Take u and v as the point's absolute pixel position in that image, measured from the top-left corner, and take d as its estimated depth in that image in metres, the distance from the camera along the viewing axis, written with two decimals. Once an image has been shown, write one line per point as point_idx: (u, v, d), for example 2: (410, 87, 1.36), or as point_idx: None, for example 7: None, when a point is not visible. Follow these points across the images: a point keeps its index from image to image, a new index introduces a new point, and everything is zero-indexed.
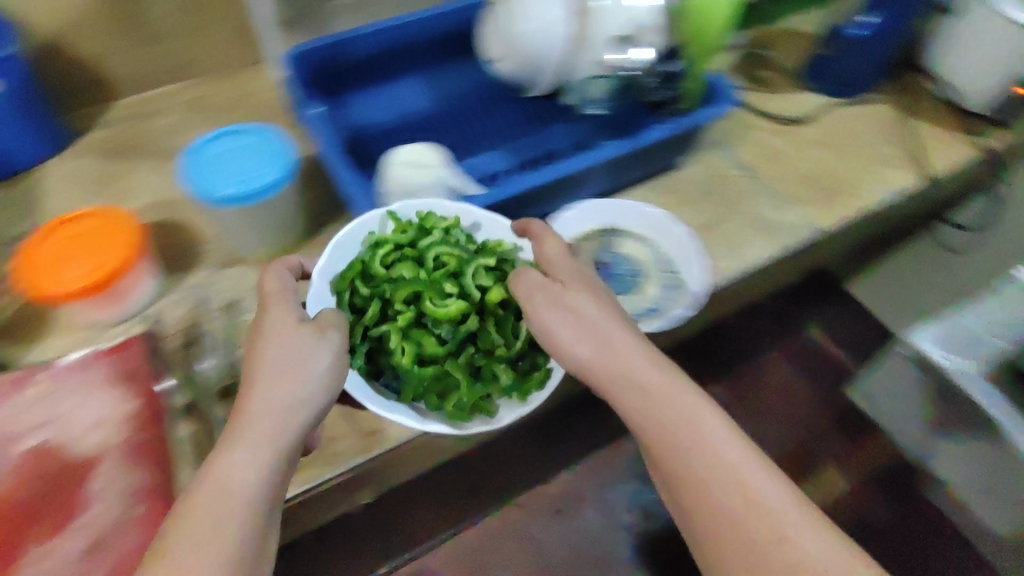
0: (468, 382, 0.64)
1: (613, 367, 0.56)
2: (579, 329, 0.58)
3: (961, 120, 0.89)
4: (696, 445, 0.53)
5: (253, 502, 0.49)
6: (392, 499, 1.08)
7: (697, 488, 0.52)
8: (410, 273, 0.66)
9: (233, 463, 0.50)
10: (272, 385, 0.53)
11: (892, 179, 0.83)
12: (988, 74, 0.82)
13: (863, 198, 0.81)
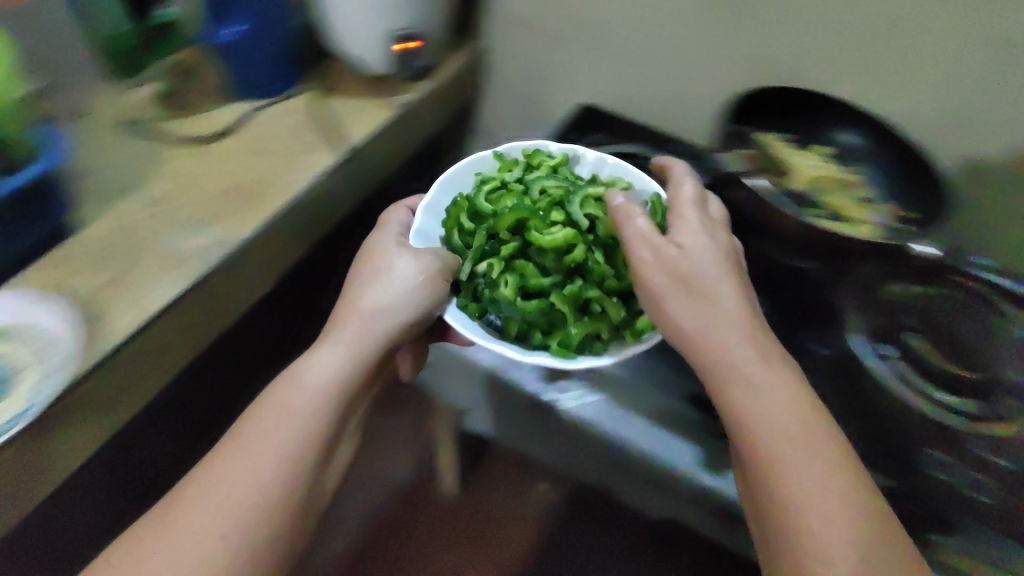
0: (573, 316, 0.61)
1: (697, 327, 0.48)
2: (690, 302, 0.49)
3: (373, 88, 0.85)
4: (774, 418, 0.45)
5: (322, 408, 0.53)
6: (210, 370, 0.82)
7: (791, 465, 0.44)
8: (513, 202, 0.64)
9: (320, 365, 0.55)
10: (354, 299, 0.61)
11: (309, 165, 0.75)
12: (371, 42, 0.79)
13: (279, 194, 0.72)
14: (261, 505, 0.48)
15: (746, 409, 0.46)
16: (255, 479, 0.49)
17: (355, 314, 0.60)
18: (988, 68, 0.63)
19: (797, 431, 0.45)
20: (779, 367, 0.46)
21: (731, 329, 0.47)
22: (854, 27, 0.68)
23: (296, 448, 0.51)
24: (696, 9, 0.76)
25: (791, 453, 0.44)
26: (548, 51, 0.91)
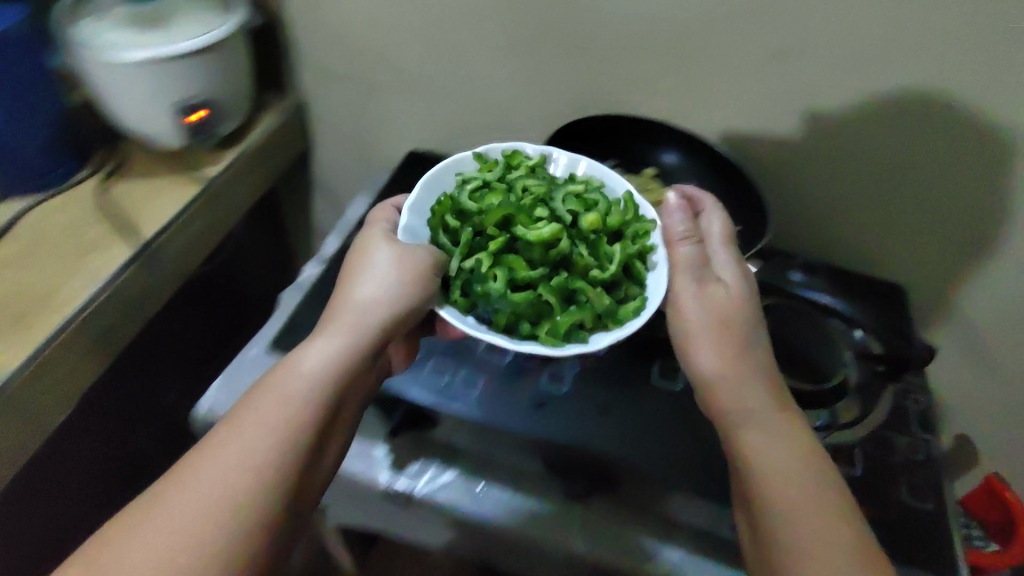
0: (560, 306, 0.55)
1: (734, 338, 0.53)
2: (723, 336, 0.53)
3: (174, 162, 0.78)
4: (781, 443, 0.48)
5: (314, 403, 0.45)
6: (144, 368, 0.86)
7: (785, 485, 0.46)
8: (500, 199, 0.58)
9: (305, 357, 0.47)
10: (347, 286, 0.52)
11: (96, 267, 0.67)
12: (158, 120, 0.72)
13: (61, 305, 0.64)
14: (213, 533, 0.39)
15: (750, 436, 0.49)
16: (218, 498, 0.40)
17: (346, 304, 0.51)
18: (767, 73, 0.68)
19: (798, 464, 0.47)
20: (792, 415, 0.50)
21: (747, 376, 0.51)
22: (647, 46, 0.71)
23: (265, 455, 0.42)
24: (501, 44, 0.76)
25: (782, 470, 0.46)
26: (368, 98, 0.87)
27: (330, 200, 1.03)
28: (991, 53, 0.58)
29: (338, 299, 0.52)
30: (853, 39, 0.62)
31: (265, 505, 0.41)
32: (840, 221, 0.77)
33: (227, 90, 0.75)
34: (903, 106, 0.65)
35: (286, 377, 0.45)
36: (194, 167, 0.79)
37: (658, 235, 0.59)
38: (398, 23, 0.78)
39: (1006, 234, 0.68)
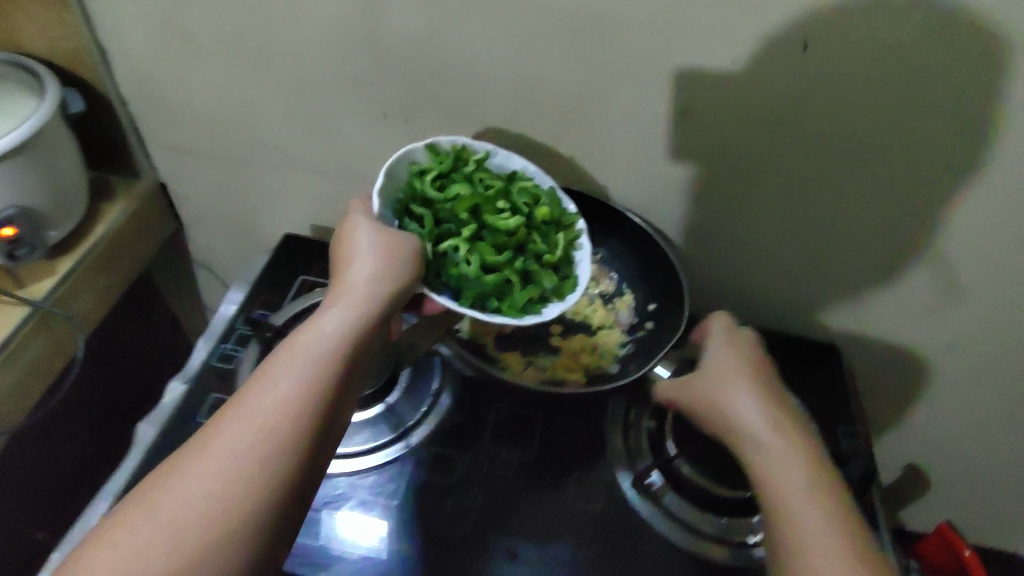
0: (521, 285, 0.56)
1: (723, 377, 0.51)
2: (717, 381, 0.51)
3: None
4: (774, 447, 0.46)
5: (310, 374, 0.41)
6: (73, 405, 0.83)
7: (804, 505, 0.43)
8: (466, 188, 0.57)
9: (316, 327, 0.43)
10: (350, 243, 0.49)
11: None
12: None
13: None
14: (231, 494, 0.37)
15: (764, 465, 0.46)
16: (237, 453, 0.38)
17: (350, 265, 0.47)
18: (669, 137, 0.60)
19: (788, 452, 0.46)
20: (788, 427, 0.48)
21: (734, 395, 0.50)
22: (535, 114, 0.62)
23: (284, 413, 0.40)
24: (372, 117, 0.66)
25: (776, 466, 0.45)
26: (234, 177, 0.76)
27: (218, 278, 0.92)
28: (902, 107, 0.52)
29: (343, 256, 0.49)
30: (757, 95, 0.55)
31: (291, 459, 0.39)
32: (768, 279, 0.71)
33: (46, 196, 0.63)
34: (817, 165, 0.58)
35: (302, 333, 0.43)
36: (24, 283, 0.67)
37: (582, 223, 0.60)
38: (249, 99, 0.67)
39: (938, 285, 0.63)
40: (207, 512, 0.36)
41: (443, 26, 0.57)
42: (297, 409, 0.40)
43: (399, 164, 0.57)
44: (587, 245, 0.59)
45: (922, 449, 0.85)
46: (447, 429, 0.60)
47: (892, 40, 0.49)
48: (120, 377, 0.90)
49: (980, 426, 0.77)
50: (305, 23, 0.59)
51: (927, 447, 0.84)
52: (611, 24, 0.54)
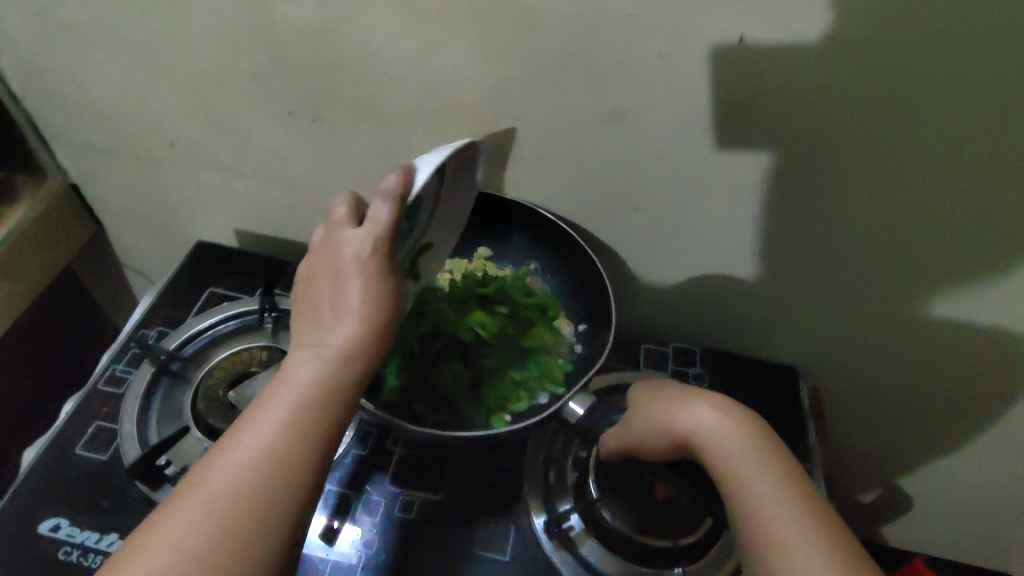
0: (454, 380, 0.58)
1: (700, 395, 0.44)
2: (692, 397, 0.44)
3: None
4: (759, 471, 0.39)
5: (286, 427, 0.35)
6: None
7: (783, 515, 0.37)
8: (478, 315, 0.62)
9: (294, 376, 0.37)
10: (333, 262, 0.41)
11: None
12: None
13: None
14: (223, 558, 0.32)
15: (740, 473, 0.39)
16: (223, 509, 0.33)
17: (343, 287, 0.40)
18: (602, 139, 0.54)
19: (773, 476, 0.39)
20: (772, 447, 0.40)
21: (713, 411, 0.43)
22: (453, 113, 0.55)
23: (277, 460, 0.34)
24: (278, 116, 0.59)
25: (762, 492, 0.38)
26: (144, 178, 0.70)
27: (149, 280, 0.87)
28: (861, 108, 0.46)
29: (327, 273, 0.41)
30: (684, 93, 0.48)
31: (291, 511, 0.34)
32: (723, 289, 0.65)
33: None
34: (769, 171, 0.52)
35: (286, 368, 0.37)
36: None
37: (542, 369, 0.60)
38: (145, 96, 0.61)
39: (908, 295, 0.58)
40: None
41: (338, 15, 0.50)
42: (293, 452, 0.35)
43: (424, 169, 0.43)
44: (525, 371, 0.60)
45: (897, 466, 0.79)
46: (349, 465, 0.55)
47: (844, 33, 0.42)
48: (41, 373, 0.85)
49: (955, 441, 0.71)
50: (188, 11, 0.52)
51: (900, 463, 0.78)
52: (524, 12, 0.46)
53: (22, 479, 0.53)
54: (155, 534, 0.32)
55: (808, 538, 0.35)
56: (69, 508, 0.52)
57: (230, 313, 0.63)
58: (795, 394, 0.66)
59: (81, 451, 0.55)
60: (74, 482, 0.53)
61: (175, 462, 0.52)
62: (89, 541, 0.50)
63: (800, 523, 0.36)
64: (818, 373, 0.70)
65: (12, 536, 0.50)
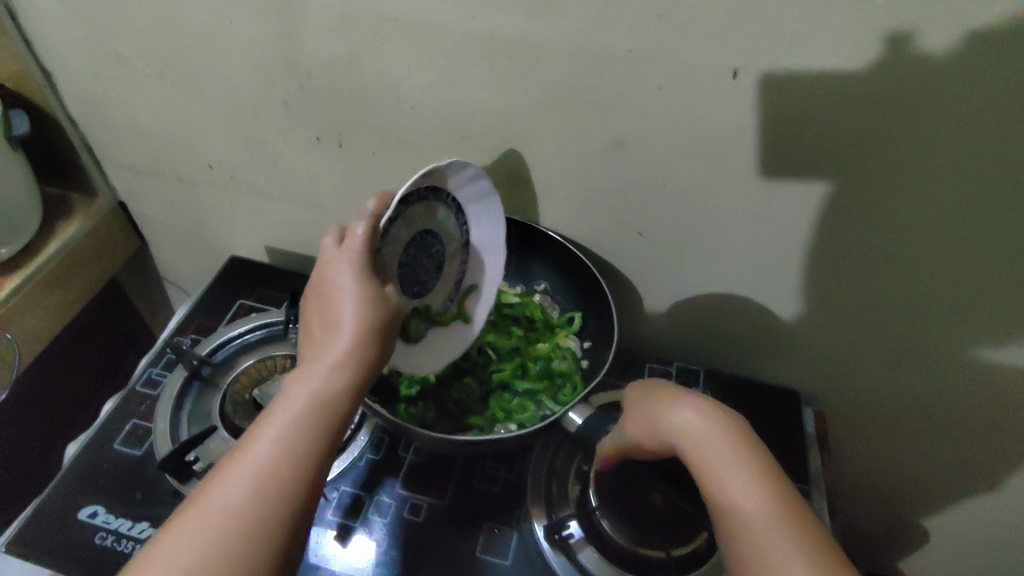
0: (463, 392, 0.61)
1: (694, 400, 0.45)
2: (688, 405, 0.45)
3: None
4: (748, 482, 0.40)
5: (287, 440, 0.39)
6: (34, 401, 0.84)
7: (773, 528, 0.38)
8: (492, 333, 0.64)
9: (295, 394, 0.41)
10: (323, 284, 0.44)
11: None
12: None
13: None
14: (235, 556, 0.35)
15: (729, 483, 0.41)
16: (231, 514, 0.36)
17: (333, 307, 0.44)
18: (607, 164, 0.57)
19: (761, 489, 0.40)
20: (761, 459, 0.42)
21: (709, 420, 0.44)
22: (465, 141, 0.59)
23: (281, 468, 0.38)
24: (306, 142, 0.64)
25: (750, 505, 0.39)
26: (183, 198, 0.76)
27: (185, 292, 0.93)
28: (848, 137, 0.48)
29: (319, 295, 0.45)
30: (680, 125, 0.52)
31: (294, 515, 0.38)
32: (726, 310, 0.67)
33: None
34: (761, 196, 0.55)
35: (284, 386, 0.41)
36: None
37: (553, 388, 0.62)
38: (187, 123, 0.66)
39: (905, 321, 0.59)
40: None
41: (361, 52, 0.54)
42: (296, 458, 0.39)
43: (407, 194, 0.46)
44: (536, 388, 0.61)
45: (905, 496, 0.78)
46: (362, 469, 0.59)
47: (823, 69, 0.45)
48: (86, 377, 0.91)
49: (962, 471, 0.71)
50: (229, 48, 0.57)
51: (907, 491, 0.77)
52: (530, 49, 0.50)
53: (66, 468, 0.58)
54: (172, 538, 0.36)
55: (799, 556, 0.37)
56: (106, 497, 0.56)
57: (257, 323, 0.67)
58: (798, 421, 0.67)
59: (120, 444, 0.59)
60: (113, 474, 0.58)
61: (203, 459, 0.57)
62: (125, 528, 0.54)
63: (788, 538, 0.37)
64: (823, 397, 0.71)
65: (55, 521, 0.54)
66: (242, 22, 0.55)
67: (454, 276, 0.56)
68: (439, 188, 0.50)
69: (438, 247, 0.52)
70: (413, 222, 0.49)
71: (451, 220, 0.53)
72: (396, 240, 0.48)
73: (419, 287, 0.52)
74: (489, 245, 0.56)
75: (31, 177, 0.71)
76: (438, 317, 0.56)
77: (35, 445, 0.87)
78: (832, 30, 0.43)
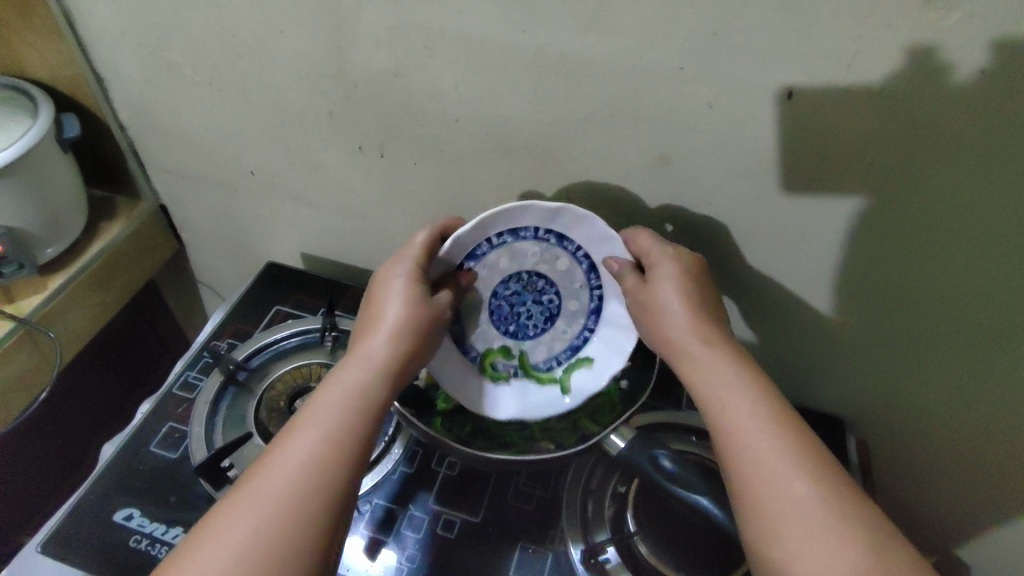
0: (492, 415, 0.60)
1: (700, 324, 0.49)
2: (693, 325, 0.49)
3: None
4: (741, 399, 0.45)
5: (344, 415, 0.44)
6: (72, 398, 0.86)
7: (761, 436, 0.42)
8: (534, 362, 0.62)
9: (351, 378, 0.46)
10: (380, 291, 0.51)
11: None
12: None
13: None
14: (294, 522, 0.38)
15: (722, 399, 0.45)
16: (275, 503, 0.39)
17: (385, 309, 0.50)
18: (651, 179, 0.56)
19: (751, 402, 0.44)
20: (754, 375, 0.46)
21: (710, 346, 0.48)
22: (509, 153, 0.59)
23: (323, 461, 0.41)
24: (348, 151, 0.64)
25: (740, 417, 0.44)
26: (224, 203, 0.77)
27: (220, 296, 0.93)
28: (906, 161, 0.47)
29: (375, 300, 0.51)
30: (730, 144, 0.51)
31: (334, 507, 0.40)
32: (768, 333, 0.65)
33: (33, 218, 0.67)
34: (812, 218, 0.53)
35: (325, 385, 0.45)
36: (14, 298, 0.71)
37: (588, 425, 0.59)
38: (232, 129, 0.67)
39: (956, 353, 0.57)
40: (260, 536, 0.38)
41: (408, 64, 0.54)
42: (334, 452, 0.42)
43: (512, 225, 0.55)
44: (568, 425, 0.60)
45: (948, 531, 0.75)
46: (394, 482, 0.58)
47: (881, 91, 0.44)
48: (121, 375, 0.93)
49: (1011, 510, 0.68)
50: (278, 58, 0.58)
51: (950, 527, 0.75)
52: (578, 65, 0.50)
53: (102, 469, 0.58)
54: (238, 496, 0.39)
55: (788, 463, 0.41)
56: (141, 500, 0.56)
57: (295, 330, 0.67)
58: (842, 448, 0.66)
59: (157, 446, 0.60)
60: (149, 475, 0.58)
61: (237, 466, 0.57)
62: (157, 531, 0.55)
63: (772, 443, 0.42)
64: (867, 426, 0.69)
65: (91, 522, 0.55)
66: (293, 33, 0.55)
67: (565, 341, 0.60)
68: (566, 238, 0.55)
69: (546, 295, 0.58)
70: (519, 257, 0.57)
71: (578, 272, 0.57)
72: (499, 268, 0.57)
73: (512, 320, 0.59)
74: (618, 321, 0.58)
75: (79, 179, 0.73)
76: (536, 372, 0.60)
77: (70, 439, 0.89)
78: (898, 51, 0.42)
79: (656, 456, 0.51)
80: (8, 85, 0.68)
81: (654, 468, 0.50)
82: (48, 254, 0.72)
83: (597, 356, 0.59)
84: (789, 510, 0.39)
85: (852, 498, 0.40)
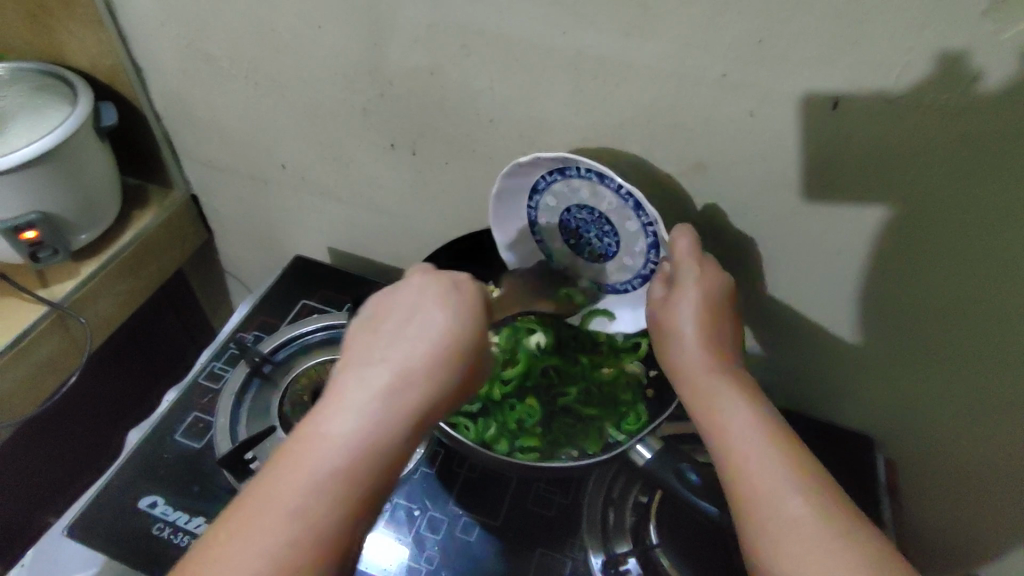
0: (507, 421, 0.60)
1: (714, 338, 0.48)
2: (707, 336, 0.48)
3: (29, 278, 0.72)
4: (741, 414, 0.44)
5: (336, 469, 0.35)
6: (102, 383, 0.88)
7: (760, 451, 0.41)
8: (558, 371, 0.62)
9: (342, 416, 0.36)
10: (394, 323, 0.41)
11: None
12: None
13: None
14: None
15: (723, 413, 0.44)
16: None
17: (397, 346, 0.39)
18: (685, 186, 0.55)
19: (753, 416, 0.43)
20: (756, 394, 0.45)
21: (716, 363, 0.47)
22: None
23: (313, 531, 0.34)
24: (380, 148, 0.64)
25: (742, 429, 0.43)
26: (254, 195, 0.78)
27: (245, 287, 0.94)
28: (952, 176, 0.45)
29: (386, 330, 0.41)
30: (769, 156, 0.50)
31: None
32: (797, 347, 0.64)
33: (68, 206, 0.68)
34: (851, 234, 0.52)
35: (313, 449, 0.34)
36: (47, 284, 0.72)
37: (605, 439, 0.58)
38: (266, 123, 0.67)
39: (993, 378, 0.55)
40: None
41: (445, 63, 0.54)
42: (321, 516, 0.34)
43: (601, 173, 0.51)
44: (584, 437, 0.59)
45: None
46: (415, 483, 0.58)
47: (930, 108, 0.42)
48: (149, 361, 0.94)
49: None
50: (314, 54, 0.58)
51: None
52: (618, 69, 0.49)
53: (128, 456, 0.59)
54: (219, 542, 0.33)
55: (789, 477, 0.40)
56: (165, 488, 0.57)
57: (321, 324, 0.68)
58: (869, 468, 0.66)
59: (181, 433, 0.61)
60: (173, 462, 0.59)
61: (260, 458, 0.58)
62: (178, 518, 0.55)
63: (771, 458, 0.41)
64: (894, 447, 0.68)
65: (116, 506, 0.56)
66: (331, 28, 0.55)
67: (609, 280, 0.61)
68: (642, 211, 0.52)
69: (607, 237, 0.57)
70: (597, 198, 0.54)
71: (641, 239, 0.55)
72: (579, 193, 0.55)
73: (575, 233, 0.59)
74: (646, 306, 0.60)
75: (114, 167, 0.74)
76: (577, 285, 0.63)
77: (98, 422, 0.90)
78: (952, 66, 0.40)
79: (683, 470, 0.50)
80: (49, 72, 0.69)
81: (681, 482, 0.50)
82: (81, 242, 0.73)
83: (622, 315, 0.62)
84: (799, 536, 0.37)
85: (855, 516, 0.38)
